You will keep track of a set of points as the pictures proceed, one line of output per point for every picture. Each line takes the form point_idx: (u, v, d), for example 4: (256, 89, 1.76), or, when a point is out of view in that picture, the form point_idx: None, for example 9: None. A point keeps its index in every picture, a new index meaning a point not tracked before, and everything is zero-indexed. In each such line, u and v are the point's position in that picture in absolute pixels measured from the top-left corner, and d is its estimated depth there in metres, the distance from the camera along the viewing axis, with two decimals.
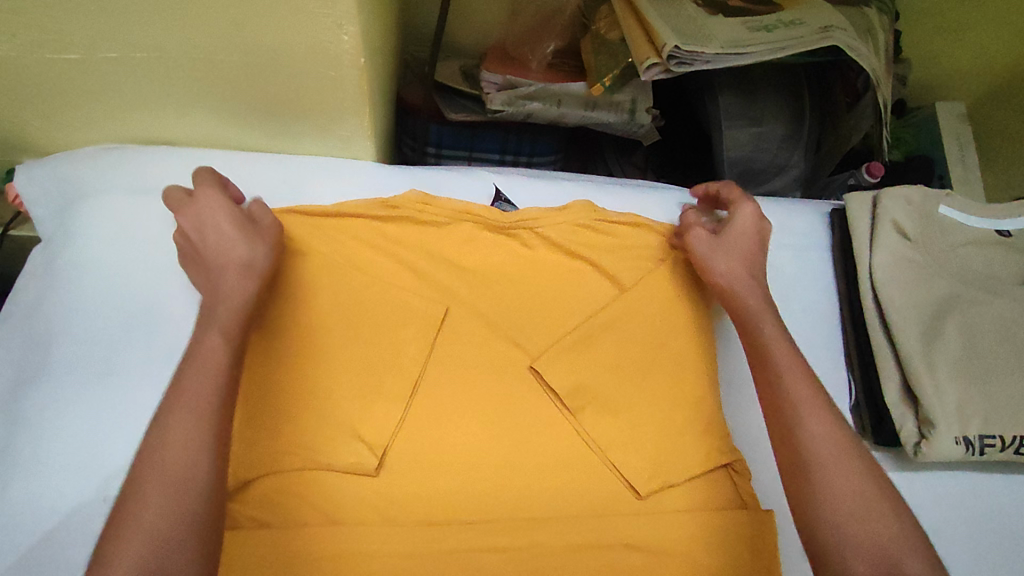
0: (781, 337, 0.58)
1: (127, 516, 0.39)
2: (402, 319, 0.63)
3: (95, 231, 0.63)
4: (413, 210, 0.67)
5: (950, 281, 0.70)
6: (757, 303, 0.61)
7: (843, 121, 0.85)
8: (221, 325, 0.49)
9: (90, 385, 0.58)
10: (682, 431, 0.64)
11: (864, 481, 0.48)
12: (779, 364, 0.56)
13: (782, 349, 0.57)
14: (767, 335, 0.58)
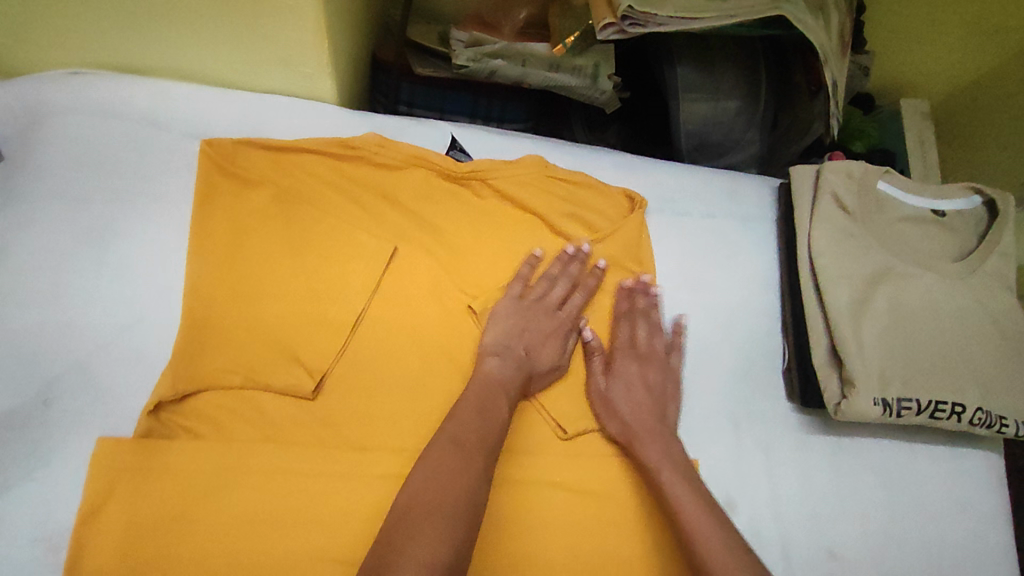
0: (644, 419, 0.64)
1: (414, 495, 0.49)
2: (352, 255, 0.65)
3: (54, 150, 0.63)
4: (370, 151, 0.68)
5: (883, 254, 0.73)
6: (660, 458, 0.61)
7: (801, 103, 0.88)
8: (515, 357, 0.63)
9: (39, 297, 0.59)
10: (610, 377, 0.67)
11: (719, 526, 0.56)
12: (653, 452, 0.61)
13: (651, 448, 0.62)
14: (636, 437, 0.63)
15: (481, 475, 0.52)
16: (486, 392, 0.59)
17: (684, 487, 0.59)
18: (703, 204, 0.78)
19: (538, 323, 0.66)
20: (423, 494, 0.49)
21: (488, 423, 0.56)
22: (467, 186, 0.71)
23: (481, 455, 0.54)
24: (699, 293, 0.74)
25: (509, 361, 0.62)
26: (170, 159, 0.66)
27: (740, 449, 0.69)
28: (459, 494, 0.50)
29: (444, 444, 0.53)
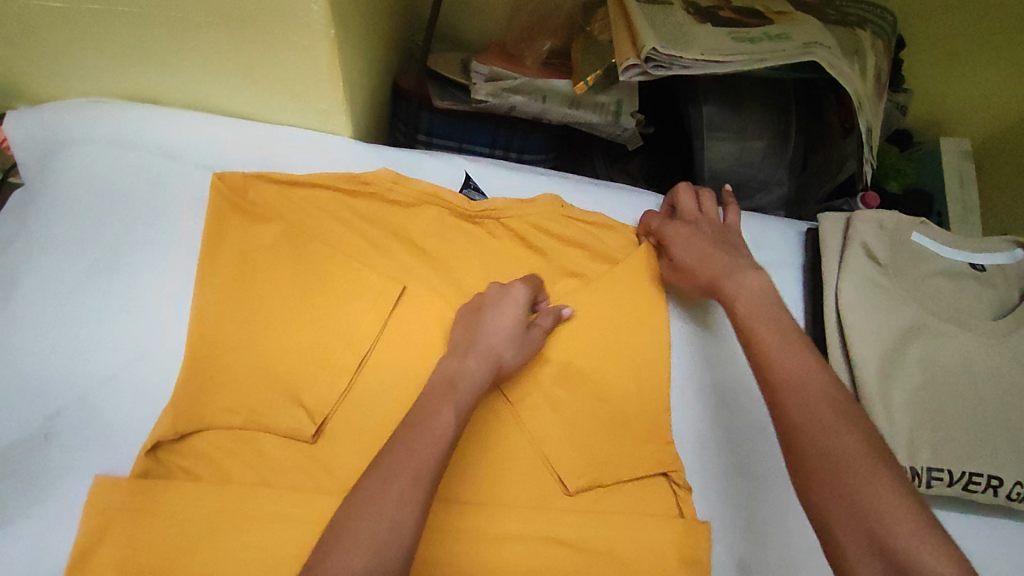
0: (778, 339, 0.54)
1: (359, 512, 0.44)
2: (358, 294, 0.64)
3: (70, 177, 0.64)
4: (382, 187, 0.67)
5: (916, 310, 0.68)
6: (728, 266, 0.62)
7: (836, 143, 0.85)
8: (473, 362, 0.57)
9: (48, 324, 0.59)
10: (619, 430, 0.65)
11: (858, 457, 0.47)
12: (758, 330, 0.55)
13: (750, 298, 0.58)
14: (740, 316, 0.57)
15: (410, 513, 0.44)
16: (432, 401, 0.52)
17: (812, 400, 0.50)
18: None
19: (491, 321, 0.60)
20: (341, 533, 0.43)
21: (427, 442, 0.48)
22: (480, 225, 0.69)
23: (418, 483, 0.46)
24: (714, 342, 0.72)
25: (478, 357, 0.57)
26: (182, 189, 0.65)
27: (755, 511, 0.66)
28: (383, 539, 0.43)
29: (379, 473, 0.46)
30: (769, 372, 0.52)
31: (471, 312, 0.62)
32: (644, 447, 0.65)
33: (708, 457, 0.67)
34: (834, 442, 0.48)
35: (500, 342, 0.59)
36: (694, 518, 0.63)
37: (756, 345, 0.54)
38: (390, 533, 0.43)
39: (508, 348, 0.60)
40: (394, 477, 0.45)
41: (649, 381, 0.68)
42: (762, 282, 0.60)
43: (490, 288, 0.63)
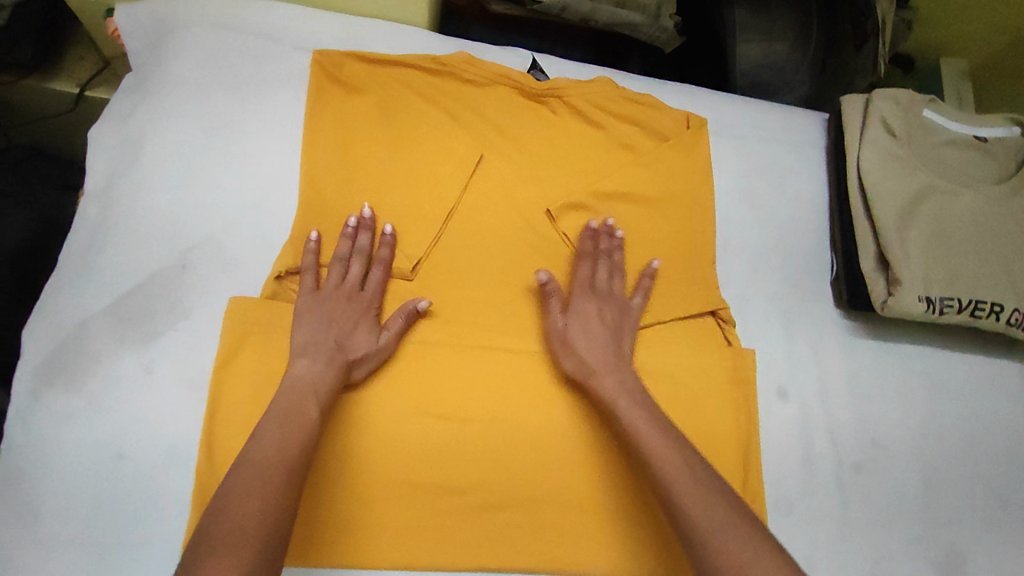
0: (642, 417, 0.59)
1: (222, 517, 0.46)
2: (443, 157, 0.72)
3: (180, 57, 0.72)
4: (459, 68, 0.75)
5: (928, 173, 0.78)
6: (615, 367, 0.63)
7: (851, 54, 0.91)
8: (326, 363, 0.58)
9: (174, 180, 0.67)
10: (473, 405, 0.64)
11: (696, 490, 0.52)
12: (630, 424, 0.58)
13: (624, 404, 0.60)
14: (608, 394, 0.61)
15: (280, 509, 0.48)
16: (291, 404, 0.55)
17: (665, 449, 0.56)
18: (758, 131, 0.84)
19: (331, 298, 0.63)
20: (211, 548, 0.44)
21: (283, 448, 0.51)
22: (544, 103, 0.78)
23: (287, 483, 0.49)
24: (755, 210, 0.81)
25: (319, 357, 0.59)
26: (282, 67, 0.73)
27: (789, 348, 0.76)
28: (253, 537, 0.45)
29: (242, 477, 0.48)
30: (649, 461, 0.56)
31: (312, 302, 0.62)
32: (695, 290, 0.74)
33: (749, 304, 0.77)
34: (701, 502, 0.52)
35: (350, 340, 0.61)
36: (740, 347, 0.73)
37: (628, 424, 0.58)
38: (263, 528, 0.46)
39: (364, 340, 0.61)
40: (258, 477, 0.48)
41: (698, 238, 0.76)
42: (630, 379, 0.63)
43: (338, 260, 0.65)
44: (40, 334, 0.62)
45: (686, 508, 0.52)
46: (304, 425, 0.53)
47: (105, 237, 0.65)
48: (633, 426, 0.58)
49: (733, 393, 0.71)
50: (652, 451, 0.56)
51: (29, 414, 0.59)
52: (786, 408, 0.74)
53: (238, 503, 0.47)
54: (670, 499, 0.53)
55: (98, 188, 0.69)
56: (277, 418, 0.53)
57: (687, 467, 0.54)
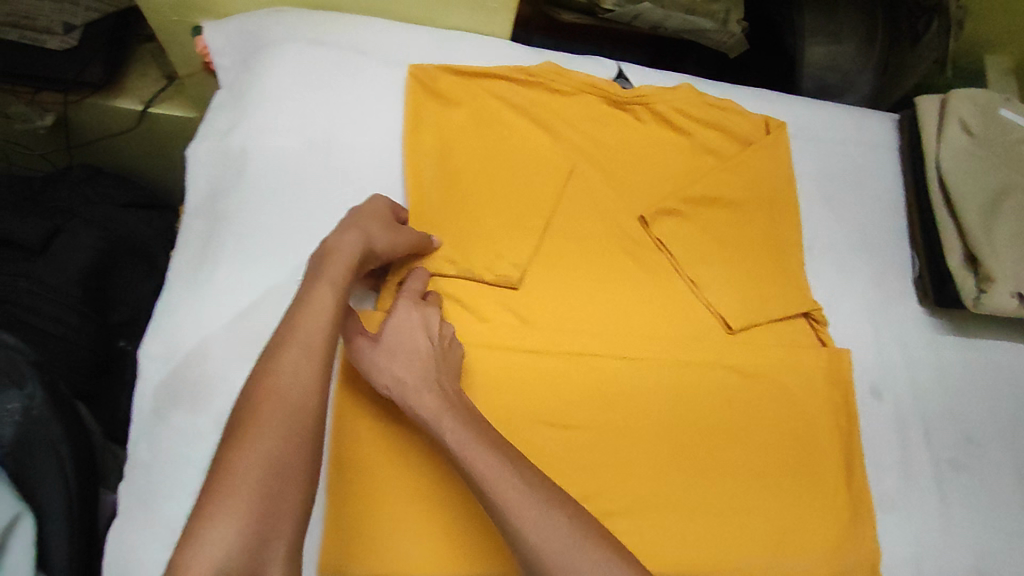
0: (481, 446, 0.53)
1: (227, 465, 0.47)
2: (538, 167, 0.74)
3: (275, 74, 0.72)
4: (548, 78, 0.76)
5: (1009, 171, 0.79)
6: (400, 386, 0.57)
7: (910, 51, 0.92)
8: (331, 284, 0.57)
9: (277, 196, 0.68)
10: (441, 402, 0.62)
11: (549, 521, 0.50)
12: (471, 453, 0.53)
13: (465, 440, 0.53)
14: (429, 419, 0.55)
15: (309, 387, 0.52)
16: (299, 342, 0.53)
17: (504, 474, 0.52)
18: (835, 132, 0.85)
19: (338, 248, 0.59)
20: (248, 419, 0.49)
21: (312, 323, 0.54)
22: (631, 110, 0.79)
23: (297, 416, 0.50)
24: (836, 211, 0.82)
25: (354, 242, 0.60)
26: (375, 81, 0.74)
27: (879, 346, 0.77)
28: (292, 406, 0.50)
29: (270, 354, 0.53)
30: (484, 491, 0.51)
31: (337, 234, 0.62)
32: (787, 291, 0.75)
33: (837, 304, 0.78)
34: (546, 532, 0.49)
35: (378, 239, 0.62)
36: (835, 347, 0.73)
37: (462, 456, 0.53)
38: (297, 400, 0.51)
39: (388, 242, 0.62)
40: (266, 429, 0.49)
41: (785, 240, 0.77)
42: (458, 403, 0.57)
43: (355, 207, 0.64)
44: (155, 354, 0.62)
45: (523, 544, 0.49)
46: (315, 371, 0.52)
47: (214, 254, 0.65)
48: (461, 460, 0.53)
49: (831, 393, 0.72)
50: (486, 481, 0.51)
51: (155, 433, 0.59)
52: (880, 407, 0.74)
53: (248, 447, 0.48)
54: (507, 529, 0.50)
55: (199, 206, 0.69)
56: (288, 360, 0.52)
57: (540, 510, 0.50)
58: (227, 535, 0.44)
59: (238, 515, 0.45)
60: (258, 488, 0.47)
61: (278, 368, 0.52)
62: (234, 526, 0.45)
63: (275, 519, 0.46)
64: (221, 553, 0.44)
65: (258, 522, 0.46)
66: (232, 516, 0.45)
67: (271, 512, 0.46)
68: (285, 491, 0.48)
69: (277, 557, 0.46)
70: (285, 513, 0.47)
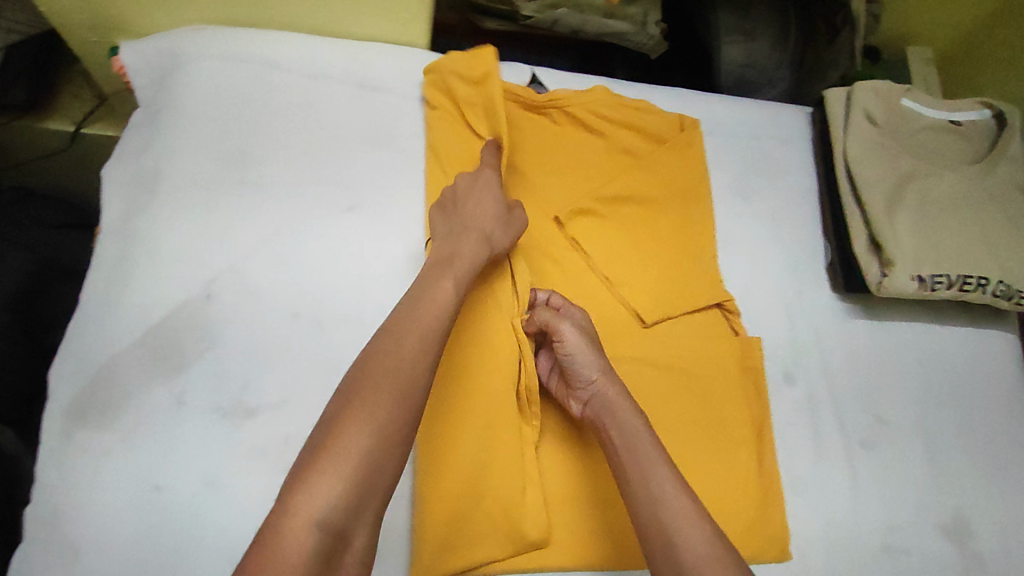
0: (647, 435, 0.60)
1: (345, 433, 0.47)
2: (450, 172, 0.75)
3: (189, 92, 0.73)
4: (459, 85, 0.78)
5: (909, 159, 0.83)
6: (601, 384, 0.64)
7: (823, 51, 0.97)
8: (455, 274, 0.60)
9: (193, 211, 0.69)
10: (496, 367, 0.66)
11: (694, 506, 0.56)
12: (635, 440, 0.60)
13: (631, 424, 0.61)
14: (614, 402, 0.63)
15: (421, 360, 0.52)
16: (399, 326, 0.54)
17: (660, 460, 0.58)
18: (749, 127, 0.88)
19: (463, 249, 0.62)
20: (364, 390, 0.49)
21: (427, 309, 0.56)
22: (546, 114, 0.80)
23: (406, 391, 0.50)
24: (750, 204, 0.84)
25: (469, 236, 0.64)
26: (290, 95, 0.76)
27: (794, 332, 0.80)
28: (403, 382, 0.50)
29: (396, 332, 0.53)
30: (638, 472, 0.58)
31: (444, 207, 0.69)
32: (700, 284, 0.77)
33: (751, 294, 0.80)
34: (690, 519, 0.55)
35: (489, 227, 0.66)
36: (746, 336, 0.76)
37: (628, 439, 0.60)
38: (406, 374, 0.51)
39: (496, 231, 0.66)
40: (381, 401, 0.49)
41: (698, 235, 0.80)
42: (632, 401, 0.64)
43: (460, 180, 0.69)
44: (68, 373, 0.62)
45: (679, 544, 0.54)
46: (424, 348, 0.53)
47: (128, 271, 0.66)
48: (651, 471, 0.58)
49: (744, 380, 0.75)
50: (665, 489, 0.56)
51: (61, 452, 0.59)
52: (793, 391, 0.77)
53: (354, 415, 0.48)
54: (649, 505, 0.56)
55: (116, 225, 0.70)
56: (395, 335, 0.53)
57: (688, 500, 0.56)
58: (325, 499, 0.45)
59: (338, 481, 0.45)
60: (361, 457, 0.47)
61: (400, 344, 0.52)
62: (330, 492, 0.45)
63: (372, 494, 0.47)
64: (317, 518, 0.44)
65: (354, 491, 0.46)
66: (333, 482, 0.45)
67: (370, 484, 0.47)
68: (380, 466, 0.48)
69: (363, 524, 0.47)
70: (379, 488, 0.48)
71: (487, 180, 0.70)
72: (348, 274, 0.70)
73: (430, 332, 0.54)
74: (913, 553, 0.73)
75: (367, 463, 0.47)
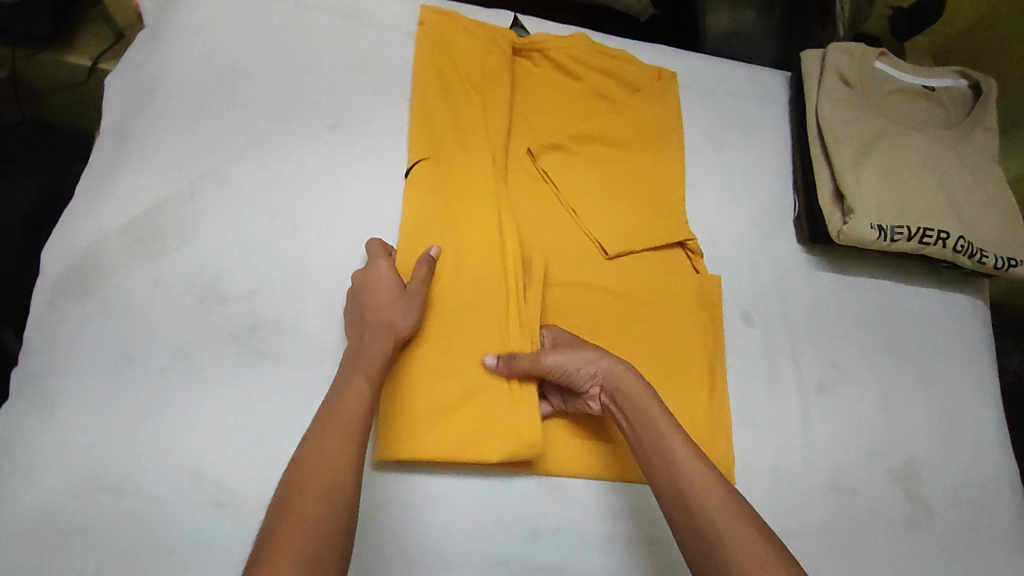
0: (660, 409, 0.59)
1: (285, 528, 0.44)
2: (429, 98, 0.79)
3: (192, 12, 0.78)
4: (443, 22, 0.83)
5: (880, 119, 0.85)
6: (604, 370, 0.62)
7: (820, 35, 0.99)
8: (366, 369, 0.58)
9: (184, 118, 0.73)
10: (485, 280, 0.71)
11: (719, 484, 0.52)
12: (650, 420, 0.58)
13: (646, 401, 0.60)
14: (628, 387, 0.61)
15: (347, 454, 0.50)
16: (319, 430, 0.52)
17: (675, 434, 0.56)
18: (726, 84, 0.91)
19: (369, 348, 0.60)
20: (300, 493, 0.47)
21: (346, 416, 0.53)
22: (527, 56, 0.85)
23: (335, 491, 0.48)
24: (722, 155, 0.87)
25: (377, 333, 0.61)
26: (285, 21, 0.80)
27: (755, 276, 0.81)
28: (333, 481, 0.48)
29: (319, 435, 0.51)
30: (660, 454, 0.55)
31: (353, 301, 0.65)
32: (665, 222, 0.80)
33: (716, 239, 0.82)
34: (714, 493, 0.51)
35: (391, 317, 0.63)
36: (706, 274, 0.78)
37: (645, 417, 0.58)
38: (334, 468, 0.49)
39: (399, 316, 0.63)
40: (312, 500, 0.46)
41: (667, 177, 0.82)
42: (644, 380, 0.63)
43: (363, 271, 0.66)
44: (57, 251, 0.66)
45: (683, 481, 0.53)
46: (349, 446, 0.51)
47: (121, 166, 0.70)
48: (648, 413, 0.58)
49: (701, 315, 0.76)
50: (663, 432, 0.56)
51: (44, 322, 0.63)
52: (751, 332, 0.78)
53: (292, 514, 0.45)
54: (674, 488, 0.53)
55: (113, 128, 0.74)
56: (323, 437, 0.51)
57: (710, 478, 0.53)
58: None
59: (299, 566, 0.42)
60: (305, 555, 0.43)
61: (318, 450, 0.50)
62: None
63: None
64: None
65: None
66: (293, 564, 0.42)
67: None
68: (332, 561, 0.44)
69: None
70: None
71: (384, 269, 0.66)
72: (325, 186, 0.74)
73: (351, 426, 0.52)
74: (859, 492, 0.74)
75: (311, 559, 0.43)
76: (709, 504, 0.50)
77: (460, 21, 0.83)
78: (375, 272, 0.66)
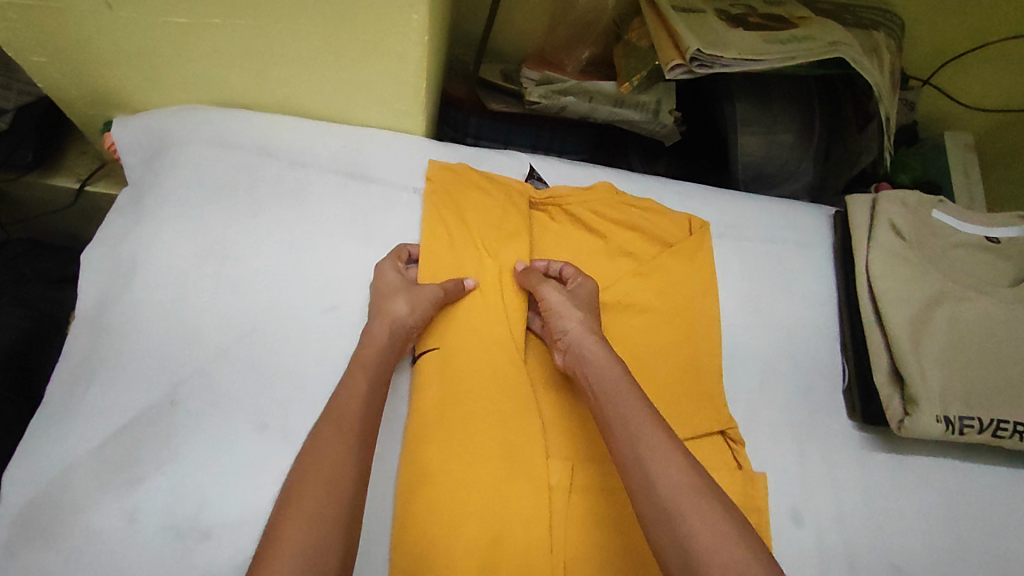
0: (640, 402, 0.57)
1: (278, 532, 0.46)
2: (439, 264, 0.71)
3: (175, 173, 0.72)
4: (453, 177, 0.76)
5: (940, 278, 0.76)
6: (578, 332, 0.64)
7: (854, 138, 0.93)
8: (368, 368, 0.60)
9: (165, 304, 0.66)
10: (491, 491, 0.60)
11: (703, 497, 0.49)
12: (633, 411, 0.56)
13: (624, 390, 0.58)
14: (609, 368, 0.60)
15: (347, 453, 0.51)
16: (321, 431, 0.53)
17: (662, 438, 0.53)
18: (762, 230, 0.83)
19: (372, 339, 0.62)
20: (297, 486, 0.49)
21: (350, 412, 0.55)
22: (545, 211, 0.78)
23: (336, 488, 0.49)
24: (762, 315, 0.78)
25: (382, 326, 0.63)
26: (277, 183, 0.74)
27: (804, 464, 0.72)
28: (330, 476, 0.49)
29: (319, 436, 0.52)
30: (640, 456, 0.52)
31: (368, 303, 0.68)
32: (703, 407, 0.70)
33: (758, 420, 0.73)
34: (693, 507, 0.48)
35: (392, 310, 0.64)
36: (752, 471, 0.67)
37: (628, 413, 0.56)
38: (333, 467, 0.50)
39: (401, 307, 0.64)
40: (309, 494, 0.48)
41: (705, 353, 0.73)
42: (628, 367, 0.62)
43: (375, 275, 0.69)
44: (18, 483, 0.58)
45: (658, 480, 0.50)
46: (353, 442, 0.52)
47: (96, 368, 0.63)
48: (626, 409, 0.56)
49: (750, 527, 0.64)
50: (644, 431, 0.54)
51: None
52: (803, 535, 0.69)
53: (290, 511, 0.47)
54: (652, 494, 0.50)
55: (90, 314, 0.67)
56: (328, 433, 0.52)
57: (688, 481, 0.50)
58: None
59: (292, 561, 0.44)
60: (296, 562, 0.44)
61: (320, 447, 0.51)
62: None
63: None
64: None
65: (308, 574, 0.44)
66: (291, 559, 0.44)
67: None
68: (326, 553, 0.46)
69: None
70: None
71: (390, 272, 0.69)
72: (323, 380, 0.66)
73: (352, 430, 0.53)
74: None
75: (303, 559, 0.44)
76: (694, 527, 0.47)
77: (475, 173, 0.78)
78: (383, 275, 0.68)
